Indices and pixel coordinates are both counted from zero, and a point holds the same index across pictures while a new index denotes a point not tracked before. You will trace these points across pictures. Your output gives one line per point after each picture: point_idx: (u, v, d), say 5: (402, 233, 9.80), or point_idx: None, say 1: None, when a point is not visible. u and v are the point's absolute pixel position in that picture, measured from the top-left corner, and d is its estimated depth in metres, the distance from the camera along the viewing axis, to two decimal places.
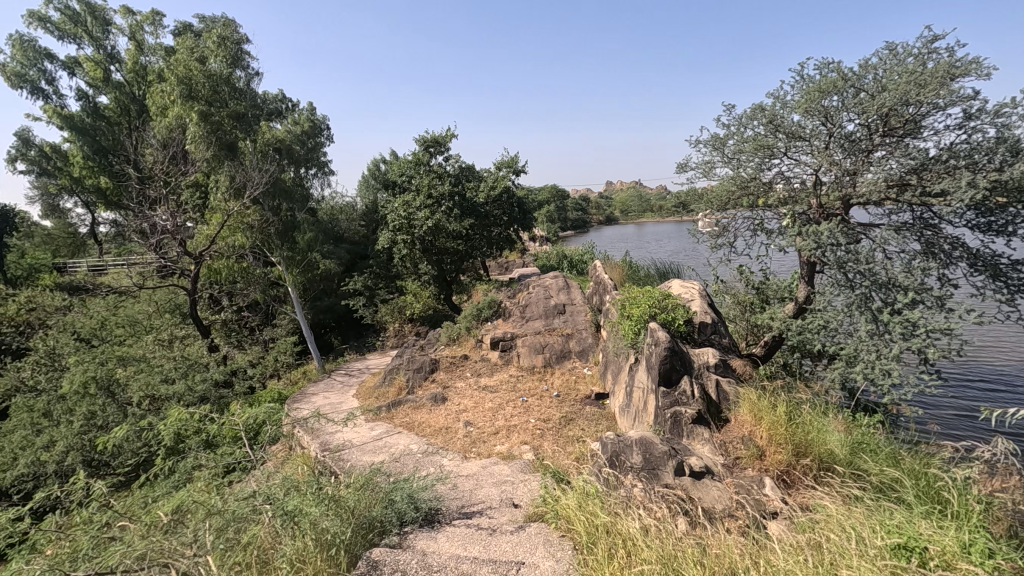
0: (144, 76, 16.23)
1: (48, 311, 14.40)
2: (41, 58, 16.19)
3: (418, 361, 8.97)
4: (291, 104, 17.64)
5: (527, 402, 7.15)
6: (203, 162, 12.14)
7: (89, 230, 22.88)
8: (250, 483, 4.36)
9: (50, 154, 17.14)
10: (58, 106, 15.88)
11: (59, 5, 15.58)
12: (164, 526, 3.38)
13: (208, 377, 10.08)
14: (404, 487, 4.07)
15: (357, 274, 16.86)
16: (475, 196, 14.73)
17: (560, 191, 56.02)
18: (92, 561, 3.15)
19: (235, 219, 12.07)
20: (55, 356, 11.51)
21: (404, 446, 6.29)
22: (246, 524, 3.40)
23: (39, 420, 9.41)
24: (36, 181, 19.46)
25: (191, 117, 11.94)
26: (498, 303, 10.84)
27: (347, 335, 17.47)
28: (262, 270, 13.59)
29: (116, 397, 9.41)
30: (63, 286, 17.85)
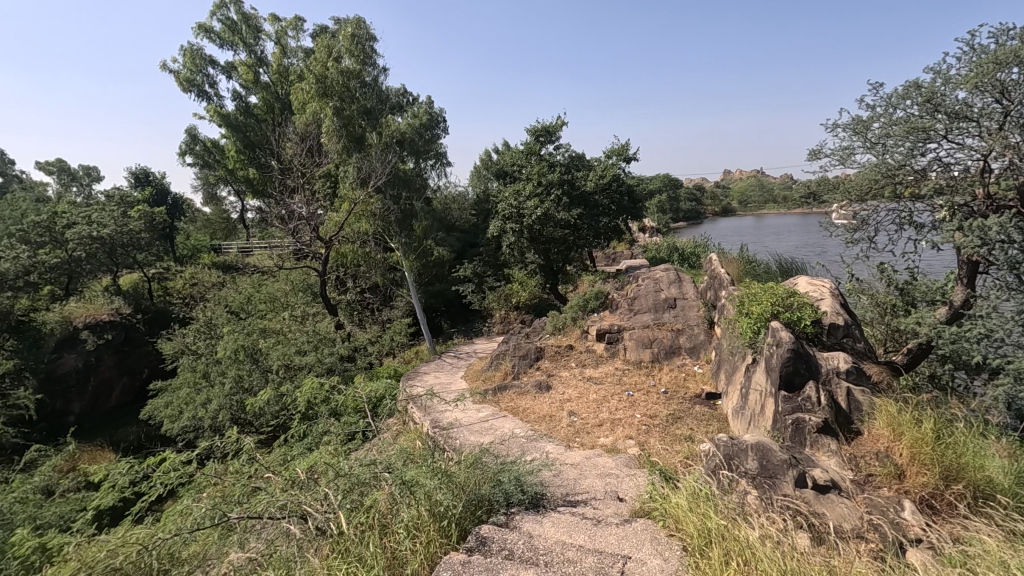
0: (288, 77, 17.92)
1: (207, 286, 16.56)
2: (206, 64, 18.45)
3: (524, 349, 9.14)
4: (412, 98, 18.55)
5: (633, 396, 7.01)
6: (334, 154, 13.20)
7: (240, 215, 25.91)
8: (372, 451, 4.72)
9: (211, 149, 19.57)
10: (219, 106, 18.03)
11: (221, 16, 17.63)
12: (301, 483, 3.76)
13: (335, 352, 11.03)
14: (511, 469, 4.18)
15: (467, 261, 17.45)
16: (584, 185, 14.60)
17: (673, 181, 53.92)
18: (243, 508, 3.60)
19: (360, 208, 13.05)
20: (212, 326, 13.23)
21: (509, 430, 6.46)
22: (367, 488, 3.68)
23: (199, 380, 10.90)
24: (200, 172, 22.31)
25: (325, 112, 13.02)
26: (605, 294, 10.69)
27: (456, 320, 18.22)
28: (382, 255, 14.55)
29: (260, 364, 10.62)
30: (219, 265, 20.38)
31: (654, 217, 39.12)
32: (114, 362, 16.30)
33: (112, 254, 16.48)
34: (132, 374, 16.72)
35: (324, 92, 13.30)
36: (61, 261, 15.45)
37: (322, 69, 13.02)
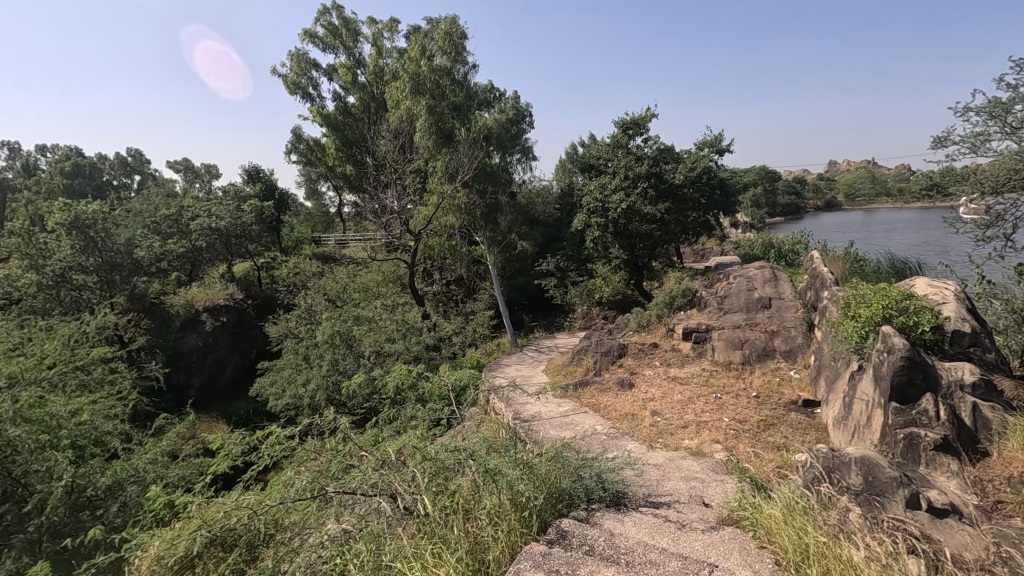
0: (383, 77, 18.74)
1: (308, 275, 17.80)
2: (310, 67, 19.71)
3: (607, 345, 9.01)
4: (499, 93, 18.79)
5: (721, 399, 6.71)
6: (424, 150, 13.66)
7: (337, 210, 27.53)
8: (456, 437, 4.87)
9: (313, 147, 20.93)
10: (321, 107, 19.24)
11: (324, 22, 18.76)
12: (390, 463, 3.96)
13: (421, 340, 11.48)
14: (592, 464, 4.13)
15: (550, 255, 17.47)
16: (673, 178, 14.10)
17: (770, 173, 50.74)
18: (338, 484, 3.84)
19: (448, 202, 13.45)
20: (311, 312, 14.22)
21: (590, 426, 6.41)
22: (452, 474, 3.80)
23: (300, 362, 11.77)
24: (304, 169, 23.98)
25: (417, 110, 13.50)
26: (693, 292, 10.29)
27: (538, 314, 18.31)
28: (467, 249, 14.88)
29: (353, 349, 11.28)
30: (318, 256, 21.83)
31: (747, 212, 36.98)
32: (228, 342, 17.77)
33: (228, 244, 18.16)
34: (243, 354, 18.07)
35: (417, 90, 13.79)
36: (186, 249, 17.30)
37: (415, 68, 13.48)
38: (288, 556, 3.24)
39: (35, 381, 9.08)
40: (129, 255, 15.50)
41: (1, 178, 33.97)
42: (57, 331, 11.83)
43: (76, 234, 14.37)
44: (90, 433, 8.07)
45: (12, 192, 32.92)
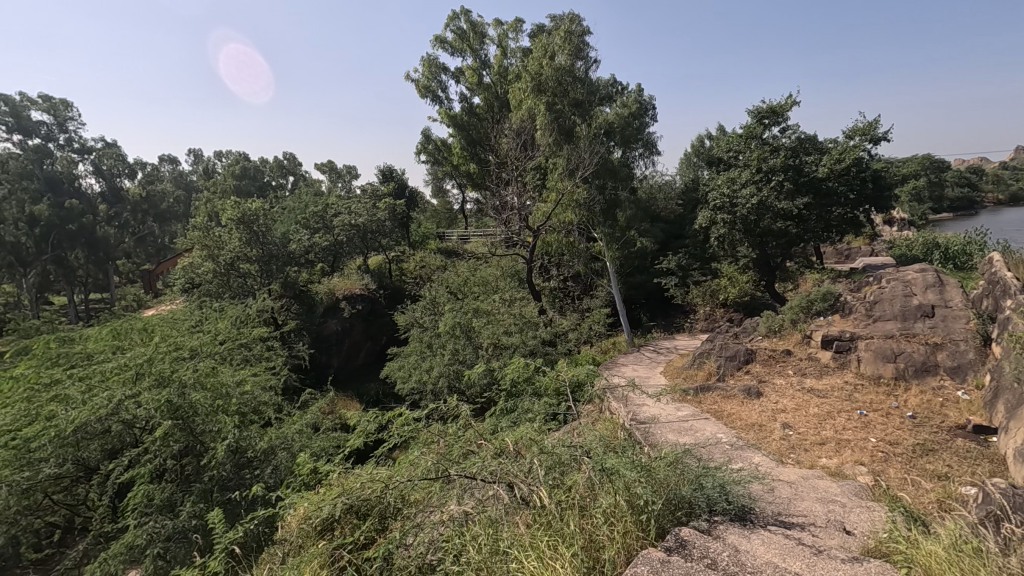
0: (507, 76, 19.20)
1: (433, 268, 18.82)
2: (440, 72, 20.75)
3: (732, 349, 8.49)
4: (622, 87, 18.40)
5: (867, 416, 6.01)
6: (546, 147, 13.78)
7: (460, 207, 28.81)
8: (571, 433, 4.87)
9: (441, 147, 22.05)
10: (448, 109, 20.20)
11: (454, 27, 19.64)
12: (509, 453, 4.09)
13: (537, 335, 11.61)
14: (715, 474, 3.91)
15: (671, 253, 16.79)
16: (815, 171, 12.84)
17: (935, 163, 44.25)
18: (459, 467, 4.06)
19: (567, 199, 13.44)
20: (435, 304, 15.05)
21: (712, 433, 6.09)
22: (568, 469, 3.82)
23: (424, 349, 12.54)
24: (432, 168, 25.38)
25: (539, 108, 13.66)
26: (835, 296, 9.31)
27: (656, 313, 17.74)
28: (585, 245, 14.78)
29: (473, 340, 11.75)
30: (443, 250, 22.99)
31: (905, 208, 32.63)
32: (362, 328, 19.42)
33: (364, 238, 19.74)
34: (374, 339, 19.64)
35: (539, 88, 13.98)
36: (329, 243, 19.16)
37: (537, 68, 13.66)
38: (414, 530, 3.48)
39: (211, 353, 10.65)
40: (283, 247, 17.51)
41: (188, 181, 40.11)
42: (227, 312, 13.73)
43: (243, 229, 16.58)
44: (250, 402, 9.28)
45: (197, 192, 38.77)
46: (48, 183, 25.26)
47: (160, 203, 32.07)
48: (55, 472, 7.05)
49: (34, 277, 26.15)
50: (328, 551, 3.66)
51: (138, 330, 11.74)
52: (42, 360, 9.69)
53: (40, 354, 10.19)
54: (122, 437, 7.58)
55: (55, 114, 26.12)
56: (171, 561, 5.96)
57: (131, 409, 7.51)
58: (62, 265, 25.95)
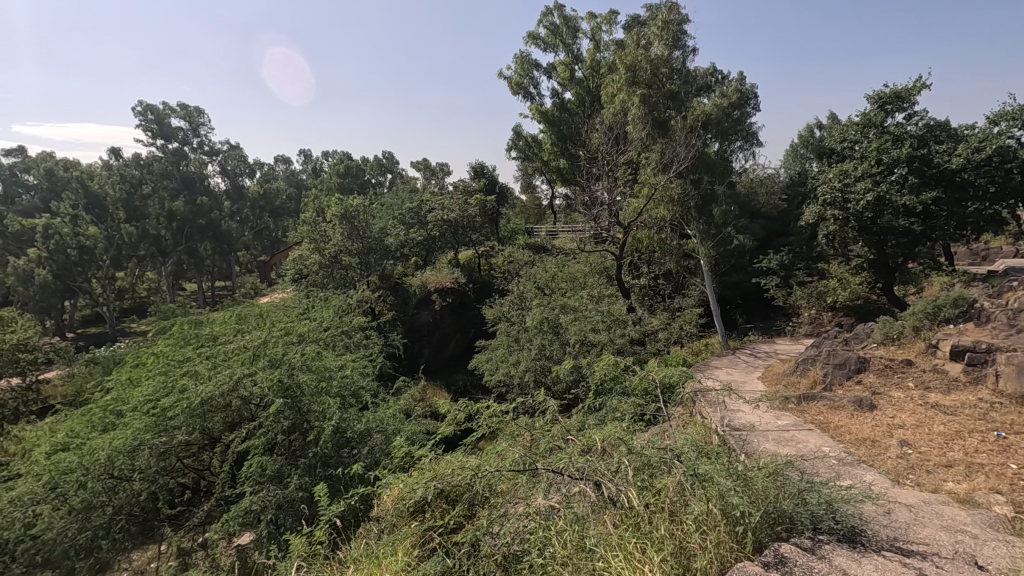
0: (601, 70, 18.90)
1: (521, 263, 18.98)
2: (532, 68, 20.83)
3: (842, 357, 7.83)
4: (722, 76, 17.49)
5: (1006, 439, 5.29)
6: (638, 141, 13.43)
7: (550, 202, 28.83)
8: (660, 435, 4.73)
9: (531, 143, 22.17)
10: (540, 105, 20.25)
11: (547, 22, 19.63)
12: (596, 451, 4.06)
13: (626, 334, 11.34)
14: (821, 490, 3.62)
15: (773, 252, 15.76)
16: (947, 162, 11.48)
17: None
18: (546, 461, 4.10)
19: (660, 194, 13.05)
20: (522, 298, 15.21)
21: (816, 446, 5.66)
22: (657, 471, 3.72)
23: (512, 343, 12.72)
24: (522, 164, 25.61)
25: (633, 101, 13.30)
26: (969, 302, 8.28)
27: (754, 315, 16.74)
28: (678, 242, 14.27)
29: (559, 336, 11.73)
30: (531, 246, 23.17)
31: None
32: (452, 320, 20.04)
33: (456, 233, 20.35)
34: (463, 331, 20.19)
35: (632, 80, 13.61)
36: (423, 238, 19.93)
37: (632, 59, 13.29)
38: (500, 520, 3.56)
39: (316, 339, 11.51)
40: (381, 242, 18.48)
41: (299, 179, 43.39)
42: (332, 301, 14.74)
43: (346, 224, 17.71)
44: (351, 385, 9.89)
45: (306, 190, 41.88)
46: (183, 182, 28.33)
47: (275, 199, 34.97)
48: (186, 439, 7.98)
49: (171, 265, 29.53)
50: (420, 533, 3.86)
51: (255, 315, 12.94)
52: (177, 340, 10.97)
53: (176, 335, 11.53)
54: (240, 412, 8.40)
55: (190, 120, 29.24)
56: (281, 528, 6.55)
57: (249, 387, 8.31)
58: (194, 255, 29.06)
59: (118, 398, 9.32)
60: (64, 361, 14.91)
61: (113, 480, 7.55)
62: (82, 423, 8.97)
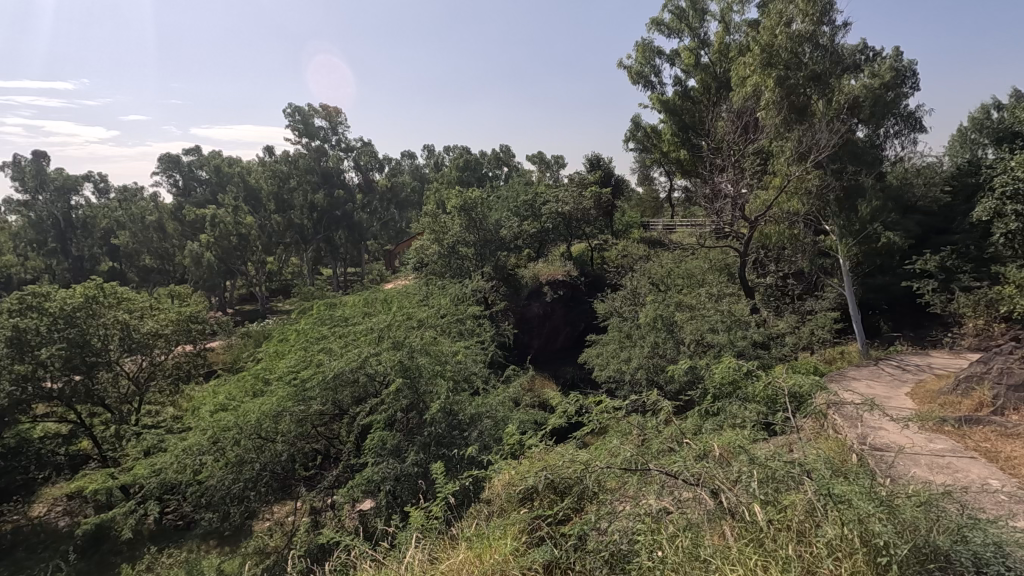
0: (730, 54, 17.71)
1: (635, 257, 18.48)
2: (654, 55, 20.06)
3: (1018, 377, 6.68)
4: (875, 53, 15.58)
5: None
6: (771, 129, 12.42)
7: (668, 195, 27.68)
8: (788, 448, 4.38)
9: (651, 134, 21.42)
10: (661, 94, 19.48)
11: (672, 6, 18.78)
12: (714, 457, 3.87)
13: (748, 336, 10.43)
14: (989, 530, 3.11)
15: (930, 252, 13.89)
16: None
17: None
18: (658, 462, 3.97)
19: (794, 185, 12.02)
20: (636, 294, 14.86)
21: (979, 478, 4.92)
22: (784, 486, 3.43)
23: (624, 339, 12.51)
24: (640, 155, 24.88)
25: (766, 85, 12.27)
26: None
27: (902, 324, 14.89)
28: (813, 239, 13.07)
29: (674, 334, 11.27)
30: (646, 240, 22.48)
31: None
32: (563, 313, 20.14)
33: (569, 226, 20.30)
34: (573, 325, 20.21)
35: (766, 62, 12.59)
36: (537, 230, 20.14)
37: (769, 38, 12.27)
38: (609, 517, 3.51)
39: (434, 325, 12.15)
40: (496, 233, 18.97)
41: (423, 173, 45.84)
42: (449, 290, 15.48)
43: (464, 216, 18.45)
44: (466, 371, 10.30)
45: (428, 183, 44.15)
46: (323, 176, 31.17)
47: (400, 192, 37.31)
48: (320, 409, 8.80)
49: (311, 252, 32.77)
50: (528, 520, 3.95)
51: (381, 299, 13.95)
52: (316, 320, 12.17)
53: (315, 315, 12.79)
54: (366, 387, 9.13)
55: (330, 119, 32.03)
56: (398, 498, 7.04)
57: (374, 365, 9.01)
58: (330, 243, 32.00)
59: (266, 368, 10.58)
60: (225, 332, 17.23)
61: (261, 440, 8.57)
62: (237, 388, 10.29)
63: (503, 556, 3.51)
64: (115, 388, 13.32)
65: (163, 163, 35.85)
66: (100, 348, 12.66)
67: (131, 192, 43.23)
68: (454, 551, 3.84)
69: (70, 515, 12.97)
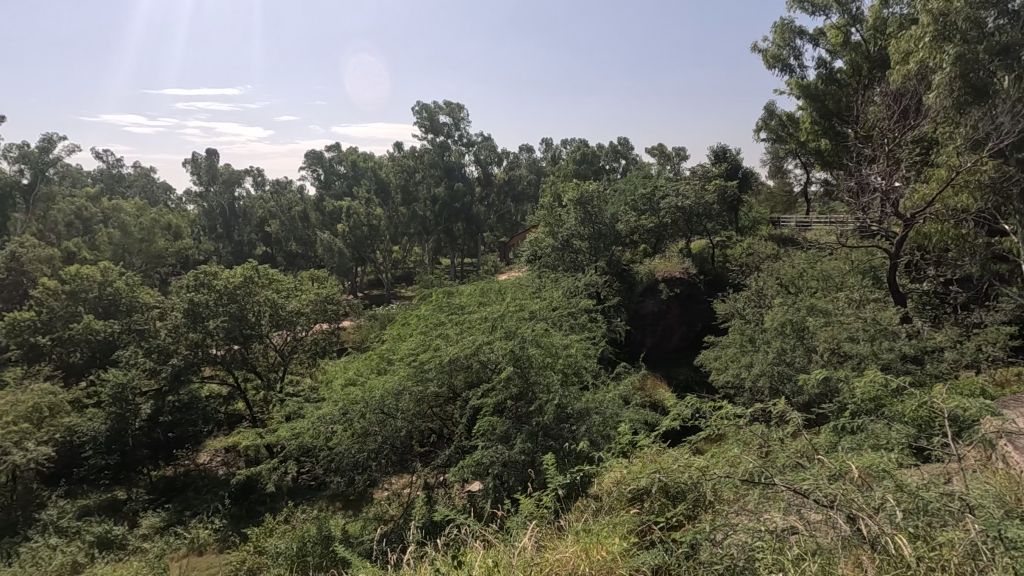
0: (888, 29, 15.70)
1: (762, 256, 17.21)
2: (795, 36, 18.37)
3: None
4: None
5: None
6: (937, 113, 10.84)
7: (804, 188, 25.35)
8: (944, 477, 3.84)
9: (786, 122, 19.73)
10: (801, 78, 17.83)
11: None
12: (853, 479, 3.50)
13: (897, 348, 9.11)
14: None
15: None
16: None
17: None
18: (785, 477, 3.69)
19: (963, 178, 10.43)
20: (762, 296, 13.93)
21: None
22: (940, 520, 3.01)
23: (746, 344, 11.92)
24: (773, 145, 23.07)
25: (934, 62, 10.69)
26: None
27: None
28: (987, 240, 11.23)
29: (805, 342, 10.36)
30: (776, 238, 20.80)
31: None
32: (679, 312, 19.43)
33: (690, 222, 19.26)
34: (690, 325, 19.44)
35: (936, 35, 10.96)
36: (654, 225, 19.43)
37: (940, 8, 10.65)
38: (725, 528, 3.33)
39: (547, 317, 12.24)
40: (612, 227, 18.66)
41: (539, 166, 46.32)
42: (561, 283, 15.54)
43: (580, 209, 18.38)
44: (577, 364, 10.24)
45: (544, 176, 44.52)
46: (446, 171, 32.12)
47: (517, 185, 37.98)
48: (437, 391, 9.27)
49: (433, 243, 34.66)
50: (639, 521, 3.91)
51: (497, 289, 14.37)
52: (436, 306, 12.84)
53: (435, 302, 13.50)
54: (479, 373, 9.46)
55: (453, 115, 33.39)
56: (505, 483, 7.28)
57: (487, 353, 9.28)
58: (449, 234, 33.52)
59: (390, 349, 11.38)
60: (356, 313, 18.80)
61: (383, 415, 9.23)
62: (365, 365, 11.18)
63: (611, 555, 3.51)
64: (265, 358, 15.13)
65: (308, 159, 39.85)
66: (253, 322, 14.39)
67: (283, 185, 48.61)
68: (561, 542, 3.90)
69: (227, 466, 14.99)
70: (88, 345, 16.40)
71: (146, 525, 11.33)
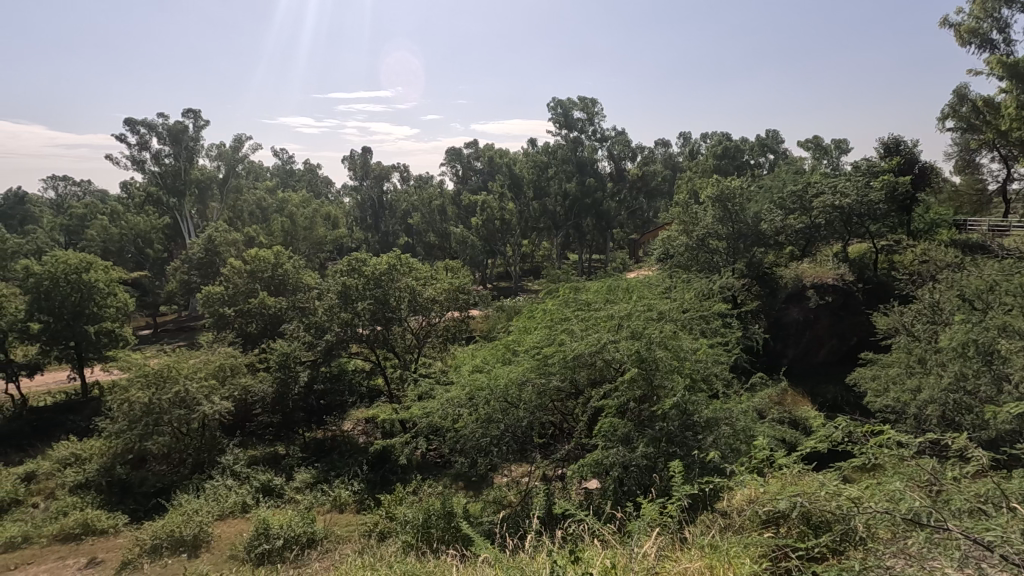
0: None
1: (940, 264, 14.61)
2: (1000, 5, 15.48)
3: None
4: None
5: None
6: None
7: (999, 187, 21.62)
8: None
9: (981, 109, 16.75)
10: (1005, 55, 15.01)
11: None
12: None
13: None
14: None
15: None
16: None
17: None
18: (960, 523, 3.15)
19: None
20: (937, 310, 12.08)
21: None
22: None
23: (913, 365, 10.47)
24: (962, 135, 19.83)
25: None
26: None
27: None
28: None
29: (995, 368, 8.69)
30: (960, 244, 17.75)
31: None
32: (829, 322, 17.59)
33: (848, 222, 17.09)
34: (842, 338, 17.52)
35: None
36: (806, 225, 17.63)
37: None
38: (878, 571, 2.95)
39: (676, 319, 11.69)
40: (755, 227, 17.29)
41: (676, 162, 44.38)
42: (694, 284, 14.79)
43: (719, 206, 17.33)
44: (709, 371, 9.61)
45: (681, 172, 42.62)
46: (578, 165, 31.80)
47: (651, 181, 36.73)
48: (559, 385, 9.33)
49: (562, 238, 34.86)
50: (773, 547, 3.63)
51: (624, 288, 14.04)
52: (563, 301, 12.90)
53: (562, 297, 13.57)
54: (602, 372, 9.29)
55: (588, 110, 33.16)
56: (625, 486, 7.17)
57: (611, 351, 9.03)
58: (579, 229, 33.42)
59: (515, 340, 11.68)
60: (486, 304, 19.55)
61: (507, 404, 9.50)
62: (492, 354, 11.58)
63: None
64: (403, 340, 16.32)
65: (449, 155, 42.10)
66: (394, 307, 15.57)
67: (425, 180, 52.01)
68: (684, 555, 3.73)
69: (366, 435, 16.52)
70: (262, 318, 18.99)
71: (299, 480, 12.92)
